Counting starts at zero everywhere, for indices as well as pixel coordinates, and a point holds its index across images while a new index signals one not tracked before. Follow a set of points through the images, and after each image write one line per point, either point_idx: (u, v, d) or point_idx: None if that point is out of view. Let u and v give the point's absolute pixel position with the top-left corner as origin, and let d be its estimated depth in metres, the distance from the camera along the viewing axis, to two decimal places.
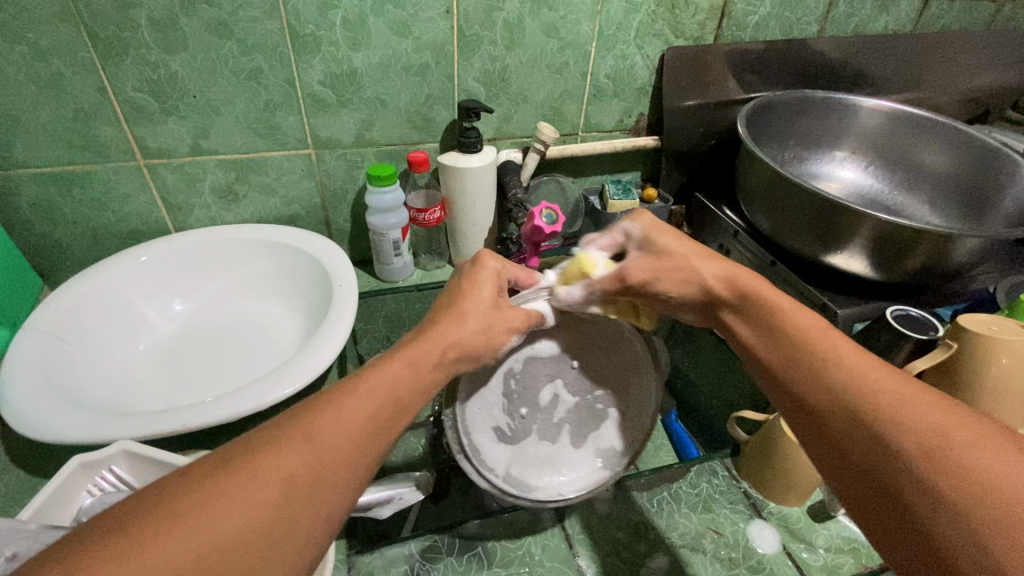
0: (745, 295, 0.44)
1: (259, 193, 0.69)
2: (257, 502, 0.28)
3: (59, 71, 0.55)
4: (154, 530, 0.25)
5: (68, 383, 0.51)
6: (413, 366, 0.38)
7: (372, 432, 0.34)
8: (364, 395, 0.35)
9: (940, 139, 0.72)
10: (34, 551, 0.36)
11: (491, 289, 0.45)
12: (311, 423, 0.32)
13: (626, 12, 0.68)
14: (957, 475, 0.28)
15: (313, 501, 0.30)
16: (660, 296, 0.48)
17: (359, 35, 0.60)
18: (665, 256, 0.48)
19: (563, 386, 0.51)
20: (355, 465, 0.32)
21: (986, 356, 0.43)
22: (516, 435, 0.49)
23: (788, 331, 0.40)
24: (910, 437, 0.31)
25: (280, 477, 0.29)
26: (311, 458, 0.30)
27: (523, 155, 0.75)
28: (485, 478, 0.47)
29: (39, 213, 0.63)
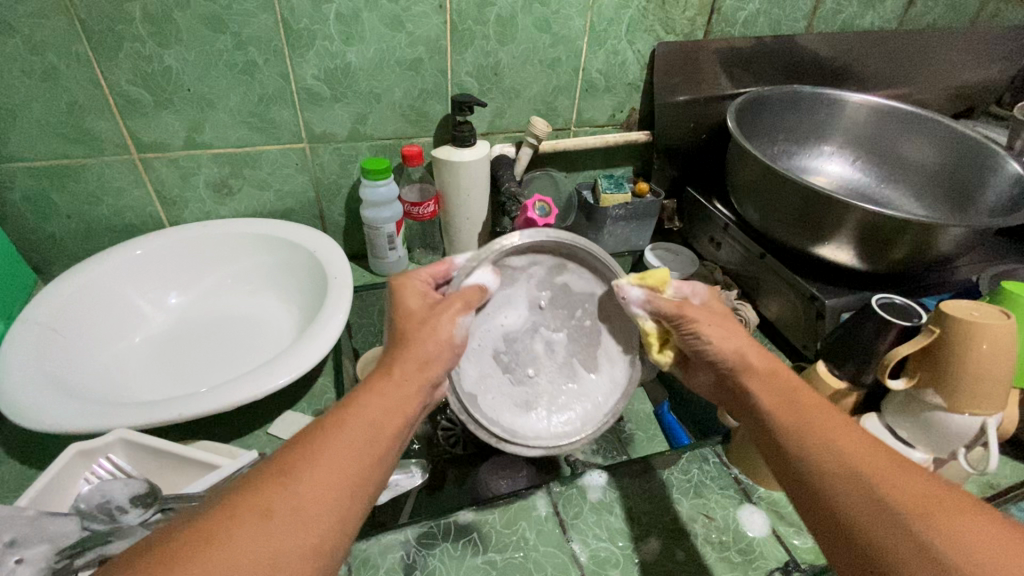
0: (774, 369, 0.44)
1: (254, 187, 0.70)
2: (234, 548, 0.28)
3: (54, 65, 0.55)
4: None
5: (64, 374, 0.52)
6: (384, 393, 0.38)
7: (358, 476, 0.34)
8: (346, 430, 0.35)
9: (925, 135, 0.73)
10: (32, 537, 0.37)
11: (416, 297, 0.45)
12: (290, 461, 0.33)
13: (616, 8, 0.68)
14: (953, 552, 0.30)
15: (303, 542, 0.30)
16: (699, 341, 0.46)
17: (353, 29, 0.61)
18: (720, 317, 0.47)
19: (548, 330, 0.52)
20: (339, 504, 0.33)
21: (967, 340, 0.44)
22: (537, 396, 0.51)
23: (801, 402, 0.41)
24: (913, 511, 0.32)
25: (250, 521, 0.30)
26: (289, 499, 0.31)
27: (516, 149, 0.76)
28: (530, 448, 0.49)
29: (33, 207, 0.63)
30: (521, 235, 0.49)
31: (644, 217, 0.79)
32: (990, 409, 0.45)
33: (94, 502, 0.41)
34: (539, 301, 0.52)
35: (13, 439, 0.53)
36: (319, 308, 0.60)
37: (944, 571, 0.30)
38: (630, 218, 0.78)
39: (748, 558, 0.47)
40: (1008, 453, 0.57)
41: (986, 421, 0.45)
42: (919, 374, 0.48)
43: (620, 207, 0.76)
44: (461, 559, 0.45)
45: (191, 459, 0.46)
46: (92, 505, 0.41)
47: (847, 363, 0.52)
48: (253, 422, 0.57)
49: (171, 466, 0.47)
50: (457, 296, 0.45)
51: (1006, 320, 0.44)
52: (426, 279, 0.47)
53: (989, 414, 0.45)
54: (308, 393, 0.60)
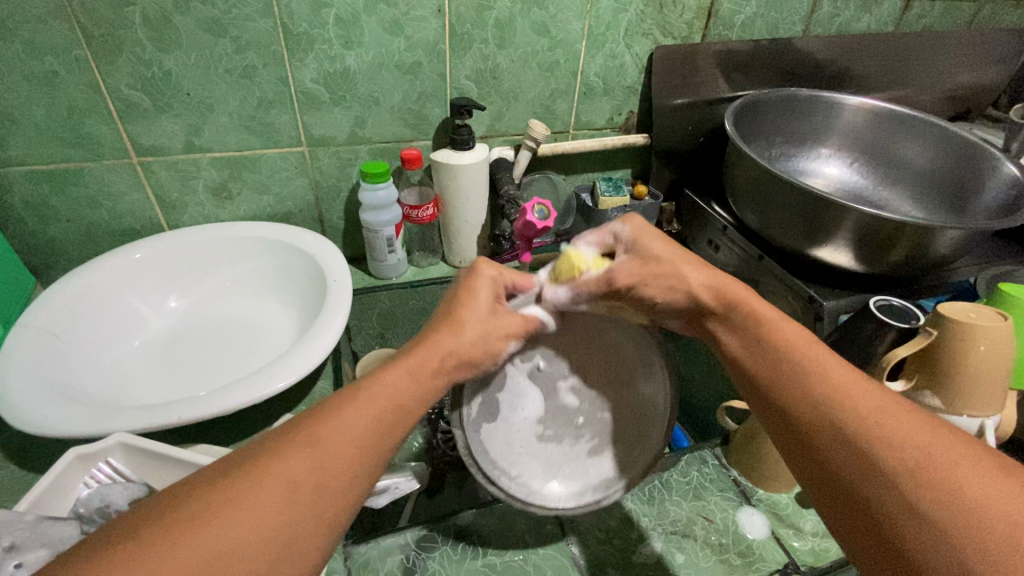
0: (727, 302, 0.44)
1: (253, 191, 0.70)
2: (262, 510, 0.29)
3: (54, 70, 0.55)
4: (183, 531, 0.27)
5: (62, 378, 0.51)
6: (416, 375, 0.38)
7: (372, 432, 0.34)
8: (380, 418, 0.35)
9: (920, 138, 0.74)
10: (31, 542, 0.37)
11: (488, 296, 0.45)
12: (317, 430, 0.32)
13: (614, 11, 0.69)
14: (943, 505, 0.29)
15: (314, 507, 0.30)
16: (644, 301, 0.47)
17: (353, 34, 0.61)
18: (657, 264, 0.46)
19: (562, 380, 0.50)
20: (360, 470, 0.33)
21: (967, 342, 0.43)
22: (599, 439, 0.49)
23: (776, 344, 0.40)
24: (900, 463, 0.31)
25: (280, 484, 0.30)
26: (313, 465, 0.31)
27: (515, 152, 0.76)
28: (619, 488, 0.47)
29: (34, 213, 0.63)
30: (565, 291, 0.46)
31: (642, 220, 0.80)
32: (988, 408, 0.45)
33: (92, 507, 0.42)
34: (537, 364, 0.50)
35: (13, 446, 0.53)
36: (317, 313, 0.60)
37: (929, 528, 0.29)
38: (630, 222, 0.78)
39: (747, 561, 0.47)
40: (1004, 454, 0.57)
41: (985, 422, 0.45)
42: (916, 376, 0.47)
43: (618, 210, 0.76)
44: (461, 562, 0.45)
45: (190, 465, 0.45)
46: (90, 510, 0.41)
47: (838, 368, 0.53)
48: (252, 428, 0.56)
49: (170, 472, 0.46)
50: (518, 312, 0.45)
51: (1005, 321, 0.44)
52: (504, 281, 0.47)
53: (986, 415, 0.45)
54: (307, 395, 0.60)
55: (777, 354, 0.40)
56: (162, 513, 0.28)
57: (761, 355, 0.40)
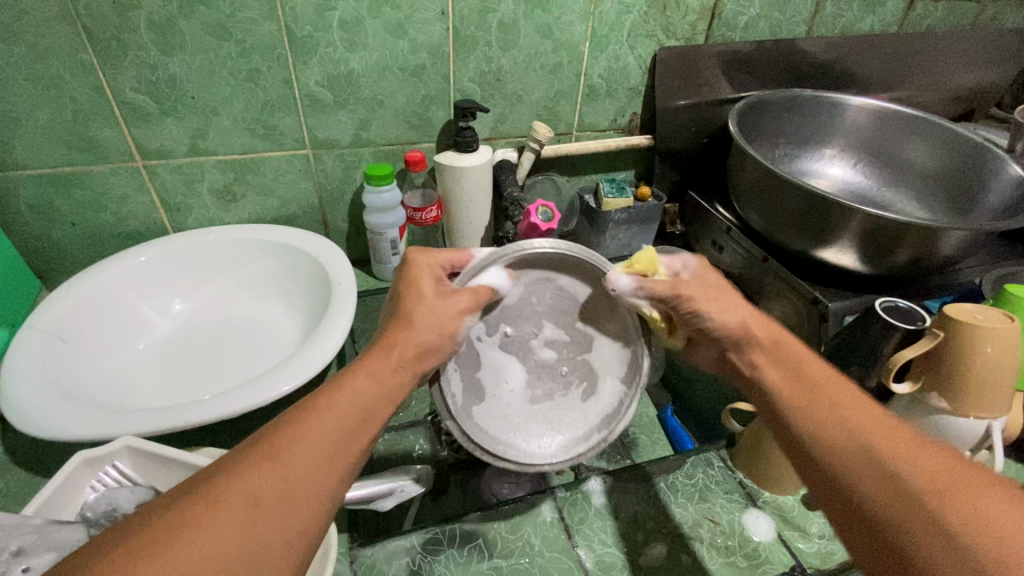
0: (776, 339, 0.43)
1: (257, 193, 0.70)
2: (227, 527, 0.28)
3: (58, 73, 0.55)
4: (146, 554, 0.26)
5: (67, 381, 0.51)
6: (376, 375, 0.38)
7: (344, 443, 0.34)
8: (353, 433, 0.35)
9: (924, 138, 0.74)
10: (40, 545, 0.37)
11: (430, 279, 0.45)
12: (276, 442, 0.32)
13: (618, 13, 0.69)
14: (964, 521, 0.29)
15: (284, 522, 0.30)
16: (698, 320, 0.45)
17: (356, 36, 0.61)
18: (717, 292, 0.46)
19: (534, 339, 0.51)
20: (327, 479, 0.32)
21: (972, 343, 0.43)
22: (585, 379, 0.51)
23: (799, 370, 0.41)
24: (922, 480, 0.31)
25: (240, 501, 0.29)
26: (278, 478, 0.30)
27: (518, 154, 0.76)
28: (624, 417, 0.49)
29: (37, 215, 0.63)
30: (536, 243, 0.47)
31: (647, 220, 0.79)
32: (994, 411, 0.45)
33: (100, 511, 0.42)
34: (506, 331, 0.50)
35: (19, 449, 0.53)
36: (322, 315, 0.60)
37: (957, 547, 0.29)
38: (633, 222, 0.78)
39: (754, 563, 0.47)
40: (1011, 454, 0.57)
41: (991, 424, 0.45)
42: (923, 378, 0.47)
43: (623, 212, 0.76)
44: (466, 566, 0.45)
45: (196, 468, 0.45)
46: (98, 514, 0.42)
47: (850, 368, 0.52)
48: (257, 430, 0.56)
49: (176, 477, 0.46)
50: (465, 286, 0.45)
51: (1011, 322, 0.44)
52: (444, 262, 0.47)
53: (992, 417, 0.45)
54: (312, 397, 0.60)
55: (807, 388, 0.39)
56: (121, 538, 0.26)
57: (779, 382, 0.41)
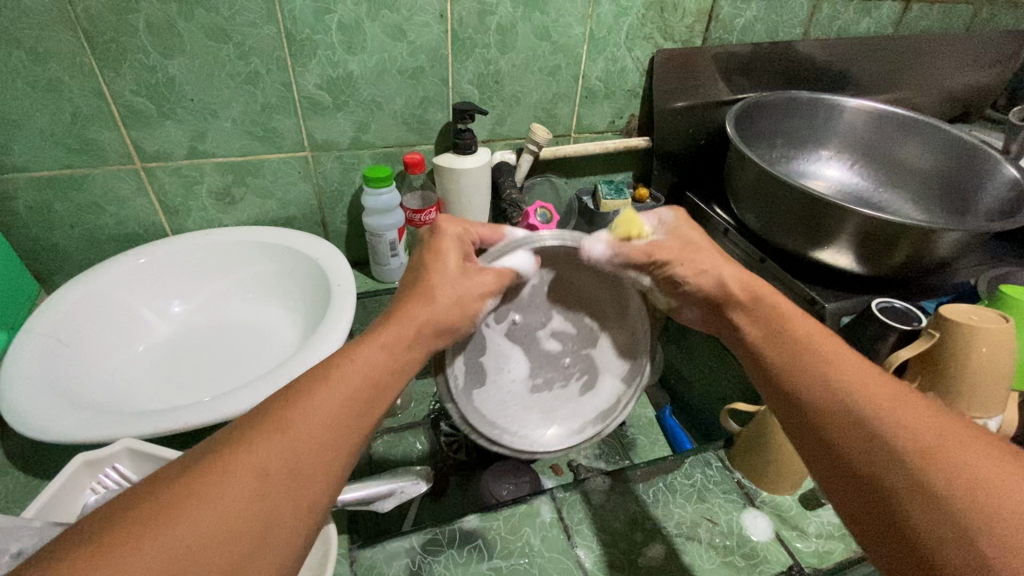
0: (759, 299, 0.44)
1: (256, 195, 0.70)
2: (237, 495, 0.28)
3: (57, 76, 0.55)
4: (157, 521, 0.26)
5: (68, 383, 0.52)
6: (389, 349, 0.38)
7: (356, 416, 0.34)
8: (365, 403, 0.35)
9: (920, 138, 0.74)
10: (40, 547, 0.37)
11: (456, 250, 0.45)
12: (287, 413, 0.32)
13: (615, 16, 0.69)
14: (946, 473, 0.29)
15: (294, 491, 0.30)
16: (675, 281, 0.47)
17: (355, 38, 0.61)
18: (693, 248, 0.48)
19: (540, 330, 0.51)
20: (339, 453, 0.32)
21: (966, 343, 0.44)
22: (585, 372, 0.52)
23: (787, 334, 0.41)
24: (903, 435, 0.31)
25: (251, 472, 0.29)
26: (289, 449, 0.30)
27: (517, 156, 0.76)
28: (620, 415, 0.51)
29: (36, 217, 0.63)
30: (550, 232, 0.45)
31: None
32: (989, 410, 0.45)
33: None
34: (515, 319, 0.49)
35: (18, 451, 0.53)
36: (322, 317, 0.60)
37: (935, 497, 0.29)
38: None
39: (752, 562, 0.47)
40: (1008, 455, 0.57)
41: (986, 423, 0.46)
42: (920, 378, 0.47)
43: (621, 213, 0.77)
44: (466, 566, 0.45)
45: None
46: None
47: None
48: None
49: None
50: (491, 267, 0.44)
51: (1005, 323, 0.44)
52: (473, 237, 0.47)
53: (987, 416, 0.46)
54: None
55: (795, 347, 0.40)
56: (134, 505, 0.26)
57: (767, 346, 0.42)
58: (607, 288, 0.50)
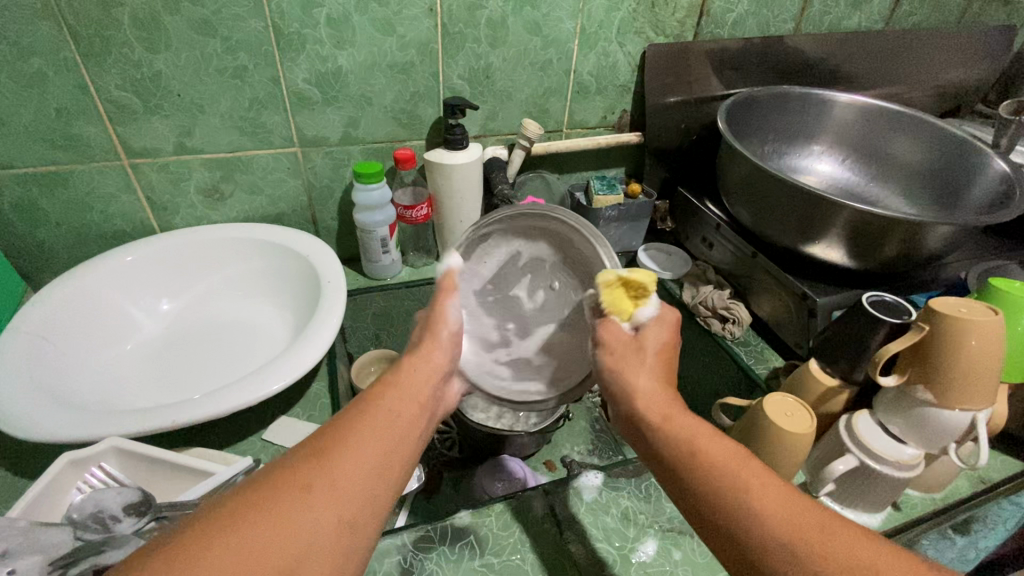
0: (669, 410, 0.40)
1: (245, 192, 0.69)
2: (284, 516, 0.29)
3: (41, 71, 0.55)
4: (206, 544, 0.27)
5: (54, 382, 0.51)
6: (409, 381, 0.40)
7: (386, 438, 0.35)
8: (395, 428, 0.36)
9: (910, 134, 0.75)
10: (25, 547, 0.37)
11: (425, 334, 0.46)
12: (321, 443, 0.33)
13: (606, 10, 0.69)
14: None
15: (336, 511, 0.30)
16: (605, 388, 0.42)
17: (344, 33, 0.61)
18: (635, 352, 0.42)
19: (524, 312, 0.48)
20: (376, 475, 0.33)
21: (956, 337, 0.44)
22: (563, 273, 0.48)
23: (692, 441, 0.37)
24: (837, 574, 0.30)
25: (294, 491, 0.30)
26: (327, 472, 0.32)
27: (509, 151, 0.76)
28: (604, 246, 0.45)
29: (22, 213, 0.62)
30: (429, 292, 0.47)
31: (637, 218, 0.80)
32: (979, 404, 0.45)
33: (86, 512, 0.42)
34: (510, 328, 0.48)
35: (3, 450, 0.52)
36: (312, 314, 0.60)
37: None
38: (623, 220, 0.79)
39: None
40: (1002, 449, 0.57)
41: (976, 415, 0.45)
42: (910, 370, 0.47)
43: (613, 208, 0.77)
44: (458, 563, 0.45)
45: (187, 467, 0.46)
46: (85, 515, 0.41)
47: (840, 363, 0.52)
48: (246, 429, 0.56)
49: (168, 476, 0.47)
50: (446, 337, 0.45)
51: (994, 315, 0.44)
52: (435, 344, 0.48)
53: (978, 409, 0.45)
54: (303, 396, 0.60)
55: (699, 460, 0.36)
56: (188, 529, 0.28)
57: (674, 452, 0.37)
58: (488, 248, 0.49)
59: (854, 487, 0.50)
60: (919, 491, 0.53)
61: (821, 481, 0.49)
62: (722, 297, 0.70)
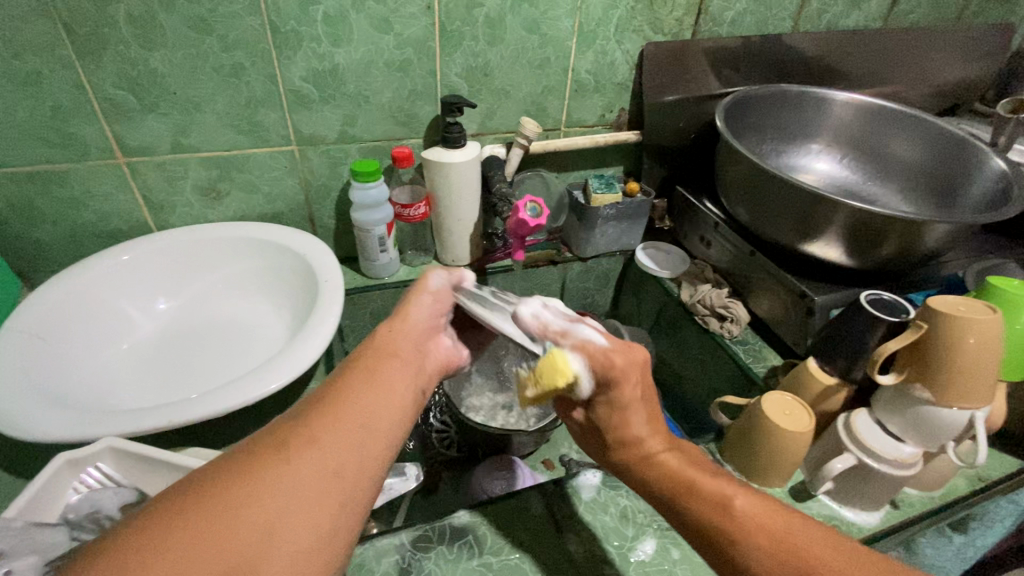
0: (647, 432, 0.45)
1: (243, 191, 0.69)
2: (266, 471, 0.29)
3: (35, 69, 0.54)
4: (186, 502, 0.27)
5: (49, 381, 0.51)
6: (390, 350, 0.40)
7: (366, 399, 0.35)
8: (375, 390, 0.36)
9: (907, 132, 0.75)
10: (20, 548, 0.37)
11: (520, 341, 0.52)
12: (303, 411, 0.33)
13: (604, 8, 0.69)
14: None
15: (323, 462, 0.31)
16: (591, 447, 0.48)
17: (341, 31, 0.60)
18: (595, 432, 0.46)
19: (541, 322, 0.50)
20: (359, 433, 0.33)
21: (954, 335, 0.44)
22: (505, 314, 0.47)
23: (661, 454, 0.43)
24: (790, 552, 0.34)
25: (274, 450, 0.30)
26: (308, 431, 0.32)
27: (506, 150, 0.75)
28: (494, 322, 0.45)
29: (17, 212, 0.62)
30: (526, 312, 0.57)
31: (635, 217, 0.80)
32: (978, 403, 0.45)
33: (82, 513, 0.42)
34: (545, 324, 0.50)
35: None
36: (310, 312, 0.60)
37: None
38: (622, 218, 0.79)
39: None
40: (1001, 447, 0.57)
41: (974, 414, 0.45)
42: (908, 369, 0.47)
43: (611, 207, 0.76)
44: (456, 562, 0.45)
45: (181, 468, 0.46)
46: (80, 516, 0.42)
47: (839, 361, 0.52)
48: (244, 429, 0.56)
49: (161, 477, 0.46)
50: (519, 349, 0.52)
51: (992, 314, 0.44)
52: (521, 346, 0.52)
53: (976, 407, 0.45)
54: (301, 395, 0.60)
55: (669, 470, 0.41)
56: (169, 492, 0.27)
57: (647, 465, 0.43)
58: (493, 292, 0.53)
59: (852, 486, 0.49)
60: (917, 489, 0.52)
61: (819, 479, 0.49)
62: (720, 296, 0.70)
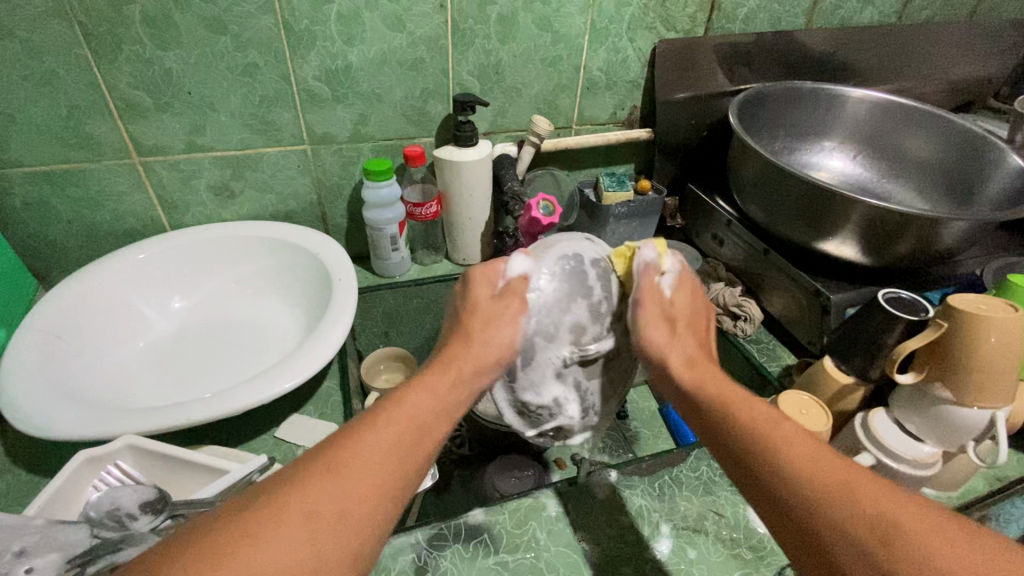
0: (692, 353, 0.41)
1: (256, 190, 0.69)
2: (289, 543, 0.28)
3: (52, 69, 0.55)
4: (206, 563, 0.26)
5: (67, 379, 0.51)
6: (437, 391, 0.37)
7: (402, 458, 0.33)
8: (410, 451, 0.34)
9: (923, 129, 0.74)
10: (43, 546, 0.38)
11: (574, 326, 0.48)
12: (335, 457, 0.32)
13: (617, 6, 0.68)
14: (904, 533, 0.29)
15: (342, 540, 0.29)
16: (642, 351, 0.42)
17: (354, 30, 0.61)
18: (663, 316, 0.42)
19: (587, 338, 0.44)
20: (385, 500, 0.32)
21: (974, 335, 0.43)
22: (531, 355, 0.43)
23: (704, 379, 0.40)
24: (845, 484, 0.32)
25: (302, 516, 0.29)
26: (337, 493, 0.30)
27: (518, 148, 0.75)
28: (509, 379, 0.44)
29: (34, 212, 0.63)
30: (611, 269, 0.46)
31: (647, 214, 0.79)
32: (997, 403, 0.44)
33: (103, 510, 0.42)
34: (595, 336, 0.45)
35: (18, 448, 0.53)
36: (323, 311, 0.60)
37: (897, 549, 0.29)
38: (633, 216, 0.78)
39: (759, 555, 0.47)
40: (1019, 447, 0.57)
41: (996, 414, 0.44)
42: (928, 368, 0.47)
43: (623, 205, 0.76)
44: (473, 560, 0.45)
45: (199, 466, 0.46)
46: (101, 514, 0.42)
47: (855, 360, 0.52)
48: (258, 427, 0.56)
49: (181, 474, 0.47)
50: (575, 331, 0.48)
51: (1015, 312, 0.44)
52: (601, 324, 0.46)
53: (997, 407, 0.44)
54: (314, 394, 0.60)
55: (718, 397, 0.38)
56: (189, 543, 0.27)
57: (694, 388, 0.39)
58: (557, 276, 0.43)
59: None
60: (934, 489, 0.52)
61: None
62: (734, 294, 0.69)
